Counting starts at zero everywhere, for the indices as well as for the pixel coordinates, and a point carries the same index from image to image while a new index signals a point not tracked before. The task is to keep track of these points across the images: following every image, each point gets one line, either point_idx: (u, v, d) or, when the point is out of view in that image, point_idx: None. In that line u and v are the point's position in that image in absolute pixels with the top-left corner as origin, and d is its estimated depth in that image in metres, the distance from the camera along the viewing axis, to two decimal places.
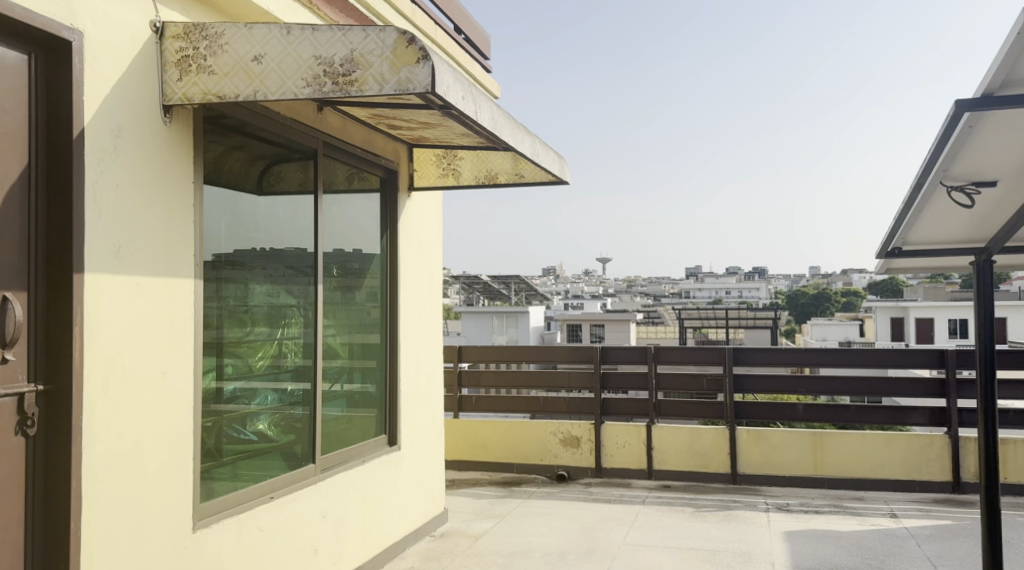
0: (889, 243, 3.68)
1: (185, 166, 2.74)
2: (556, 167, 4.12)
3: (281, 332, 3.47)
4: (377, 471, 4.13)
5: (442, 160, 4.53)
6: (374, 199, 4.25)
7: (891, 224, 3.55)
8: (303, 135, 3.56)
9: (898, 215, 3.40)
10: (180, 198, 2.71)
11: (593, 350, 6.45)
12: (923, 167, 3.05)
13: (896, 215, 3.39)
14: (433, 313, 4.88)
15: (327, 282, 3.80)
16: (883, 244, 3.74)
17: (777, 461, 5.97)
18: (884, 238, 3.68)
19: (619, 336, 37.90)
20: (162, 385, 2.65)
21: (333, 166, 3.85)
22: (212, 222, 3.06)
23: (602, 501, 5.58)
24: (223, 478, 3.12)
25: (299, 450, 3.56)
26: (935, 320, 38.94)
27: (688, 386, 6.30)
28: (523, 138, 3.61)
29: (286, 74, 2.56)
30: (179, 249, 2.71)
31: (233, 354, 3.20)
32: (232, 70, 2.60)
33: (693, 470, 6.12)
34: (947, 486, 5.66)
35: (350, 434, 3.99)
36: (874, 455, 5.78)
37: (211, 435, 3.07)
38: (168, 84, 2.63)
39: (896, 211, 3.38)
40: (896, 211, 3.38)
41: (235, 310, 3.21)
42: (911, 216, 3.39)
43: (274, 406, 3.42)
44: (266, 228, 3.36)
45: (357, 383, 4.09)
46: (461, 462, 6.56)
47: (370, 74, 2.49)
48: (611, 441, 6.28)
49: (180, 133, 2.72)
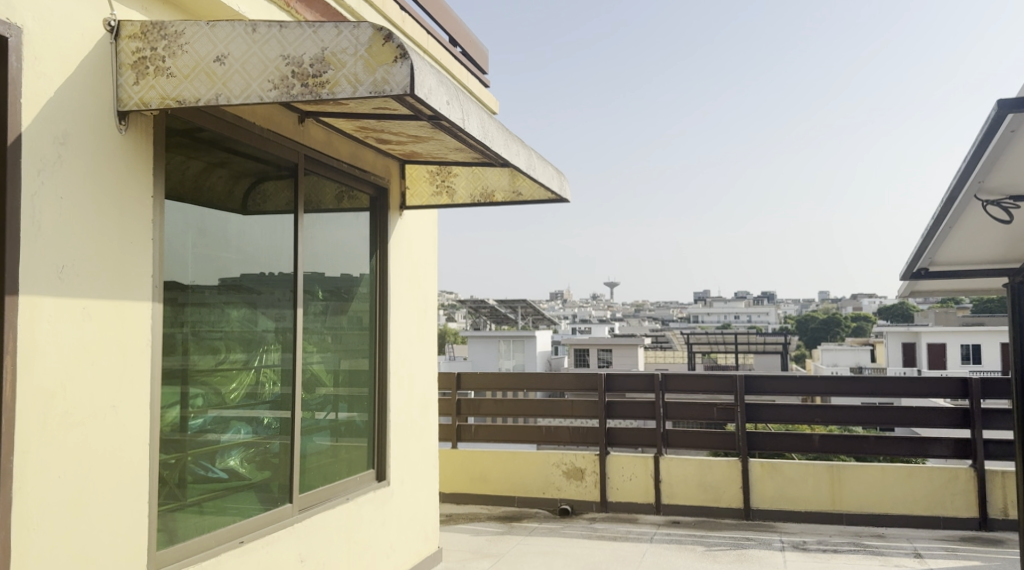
0: (915, 263, 3.41)
1: (144, 179, 2.50)
2: (555, 184, 3.86)
3: (257, 359, 3.21)
4: (363, 509, 3.84)
5: (436, 177, 4.29)
6: (363, 218, 4.00)
7: (919, 244, 3.29)
8: (283, 149, 3.32)
9: (926, 233, 3.14)
10: (137, 215, 2.47)
11: (597, 378, 6.15)
12: (958, 177, 2.81)
13: (926, 232, 3.15)
14: (428, 339, 4.62)
15: (310, 306, 3.53)
16: (908, 265, 3.47)
17: (792, 495, 5.65)
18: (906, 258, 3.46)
19: (627, 360, 37.48)
20: (113, 419, 2.39)
21: (318, 183, 3.60)
22: (175, 243, 2.81)
23: (608, 539, 5.26)
24: (186, 520, 2.85)
25: (275, 488, 3.28)
26: (947, 345, 38.40)
27: (697, 415, 5.99)
28: (517, 150, 3.36)
29: (252, 76, 2.32)
30: (134, 272, 2.46)
31: (202, 383, 2.94)
32: (193, 72, 2.36)
33: (703, 505, 5.80)
34: (973, 522, 5.33)
35: (335, 469, 3.71)
36: (894, 489, 5.46)
37: (173, 473, 2.80)
38: (124, 88, 2.39)
39: (926, 228, 3.14)
40: (926, 228, 3.14)
41: (205, 337, 2.95)
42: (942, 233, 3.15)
43: (248, 440, 3.15)
44: (239, 248, 3.11)
45: (343, 414, 3.80)
46: (460, 495, 6.26)
47: (343, 75, 2.25)
48: (617, 473, 5.98)
49: (138, 142, 2.47)
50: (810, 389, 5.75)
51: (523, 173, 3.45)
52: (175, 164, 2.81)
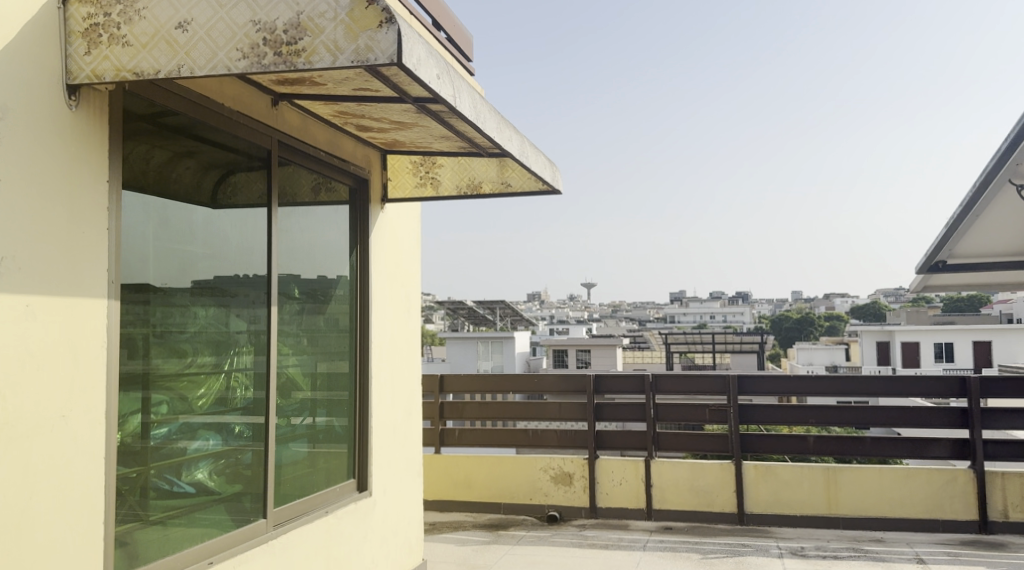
0: (936, 254, 4.38)
1: (97, 161, 2.25)
2: (547, 174, 3.64)
3: (227, 362, 2.95)
4: (343, 523, 3.59)
5: (419, 168, 4.03)
6: (341, 212, 3.74)
7: (942, 235, 4.21)
8: (257, 134, 3.06)
9: (957, 217, 4.03)
10: (89, 202, 2.22)
11: (586, 380, 5.93)
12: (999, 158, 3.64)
13: (958, 213, 4.00)
14: (411, 340, 4.37)
15: (286, 305, 3.28)
16: (930, 257, 4.45)
17: (788, 499, 5.45)
18: (932, 247, 4.35)
19: (604, 361, 37.33)
20: (62, 431, 2.14)
21: (294, 174, 3.35)
22: (133, 236, 2.54)
23: (599, 547, 5.04)
24: (150, 540, 2.59)
25: (248, 501, 3.02)
26: (921, 344, 38.64)
27: (688, 417, 5.78)
28: (510, 136, 3.13)
29: (218, 44, 2.07)
30: (86, 266, 2.21)
31: (163, 389, 2.68)
32: (152, 41, 2.11)
33: (695, 510, 5.59)
34: (973, 526, 5.16)
35: (313, 479, 3.46)
36: (892, 492, 5.29)
37: (134, 489, 2.54)
38: (74, 58, 2.15)
39: (958, 210, 3.99)
40: (958, 210, 4.00)
41: (167, 338, 2.69)
42: (972, 216, 4.01)
43: (217, 451, 2.90)
44: (206, 241, 2.85)
45: (321, 419, 3.55)
46: (443, 502, 6.01)
47: (321, 42, 2.00)
48: (606, 478, 5.76)
49: (90, 121, 2.22)
50: (806, 390, 5.56)
51: (516, 160, 3.22)
52: (139, 152, 2.56)
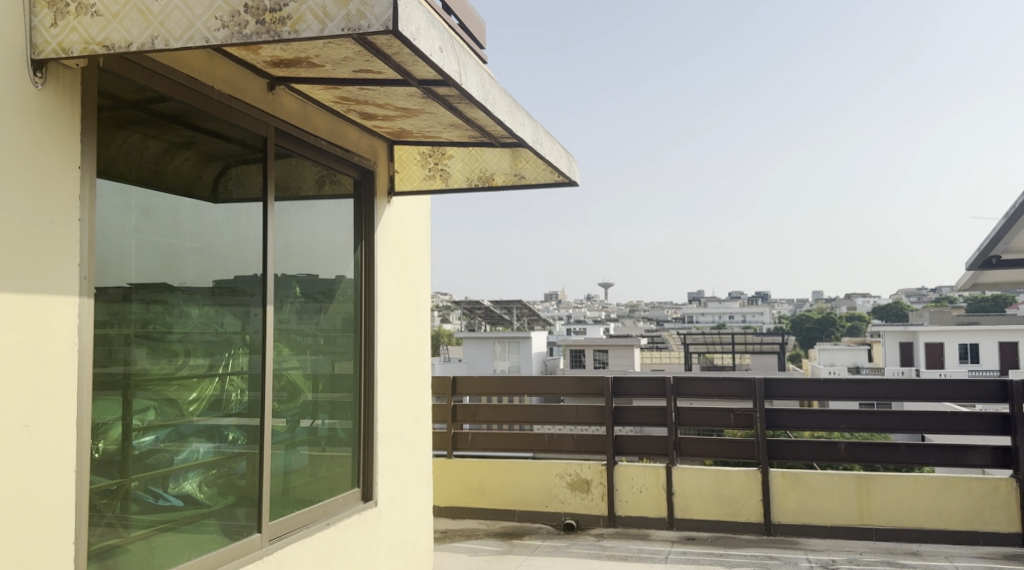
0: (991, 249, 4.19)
1: (68, 145, 2.04)
2: (563, 164, 3.41)
3: (222, 364, 2.75)
4: (347, 535, 3.38)
5: (428, 159, 3.83)
6: (345, 205, 3.53)
7: (1000, 228, 4.03)
8: (251, 121, 2.84)
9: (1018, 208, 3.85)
10: (58, 190, 2.02)
11: (604, 382, 5.69)
12: None
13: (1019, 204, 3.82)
14: (420, 341, 4.16)
15: (286, 305, 3.06)
16: (985, 250, 4.25)
17: (818, 509, 5.19)
18: (987, 241, 4.16)
19: (622, 361, 37.02)
20: (24, 443, 1.94)
21: (293, 164, 3.13)
22: (114, 229, 2.33)
23: (618, 559, 4.80)
24: (133, 557, 2.39)
25: (242, 513, 2.81)
26: (945, 344, 38.00)
27: (712, 422, 5.52)
28: (522, 120, 2.90)
29: (195, 13, 1.87)
30: (52, 261, 2.00)
31: (149, 393, 2.48)
32: (123, 10, 1.92)
33: (719, 519, 5.34)
34: (1015, 538, 4.87)
35: (315, 489, 3.25)
36: (928, 502, 5.01)
37: (114, 505, 2.34)
38: (39, 31, 1.96)
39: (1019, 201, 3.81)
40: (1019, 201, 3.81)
41: (154, 338, 2.49)
42: None
43: (208, 460, 2.69)
44: (195, 235, 2.65)
45: (324, 424, 3.33)
46: (457, 508, 5.80)
47: (308, 8, 1.80)
48: (625, 485, 5.52)
49: (60, 104, 2.02)
50: (836, 393, 5.28)
51: (530, 147, 2.99)
52: (132, 143, 2.40)
